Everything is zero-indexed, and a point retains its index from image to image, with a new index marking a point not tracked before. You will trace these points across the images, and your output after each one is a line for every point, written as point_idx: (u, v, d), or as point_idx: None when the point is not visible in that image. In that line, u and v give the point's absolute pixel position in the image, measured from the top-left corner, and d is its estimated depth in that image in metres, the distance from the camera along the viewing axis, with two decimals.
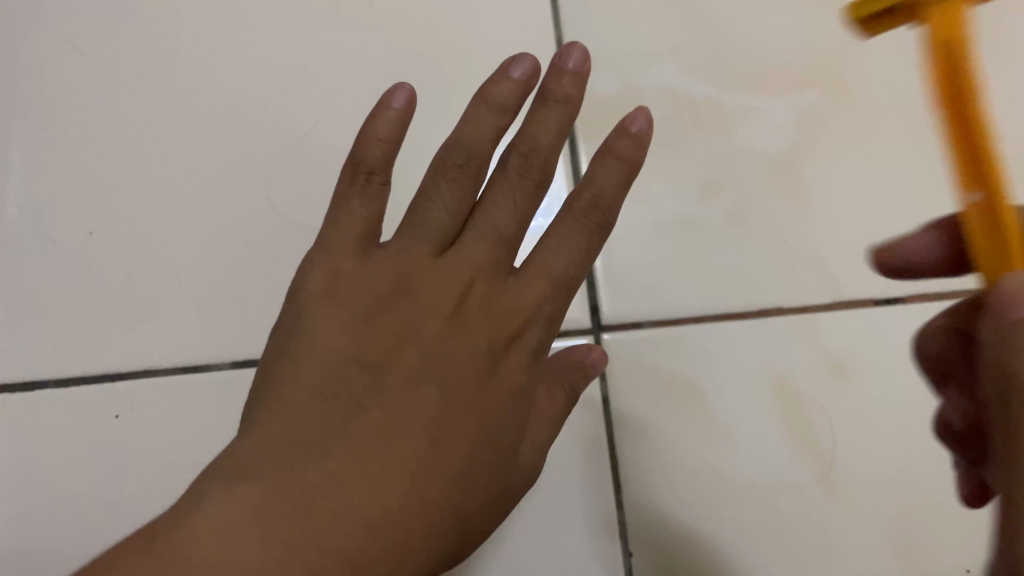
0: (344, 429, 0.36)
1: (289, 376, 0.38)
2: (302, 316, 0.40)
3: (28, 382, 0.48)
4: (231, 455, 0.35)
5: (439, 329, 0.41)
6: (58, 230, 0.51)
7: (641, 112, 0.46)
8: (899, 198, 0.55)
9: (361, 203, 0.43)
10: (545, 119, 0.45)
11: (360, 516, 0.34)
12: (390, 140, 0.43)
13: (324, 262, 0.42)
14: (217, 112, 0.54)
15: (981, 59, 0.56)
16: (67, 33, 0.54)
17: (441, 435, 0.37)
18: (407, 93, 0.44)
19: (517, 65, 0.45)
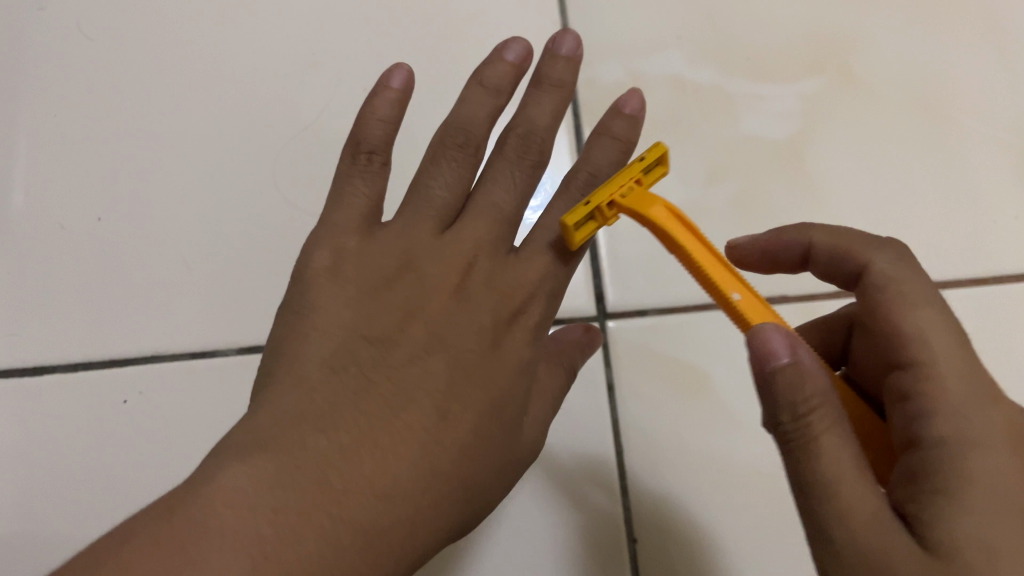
0: (354, 402, 0.38)
1: (300, 352, 0.40)
2: (310, 292, 0.43)
3: (39, 367, 0.49)
4: (242, 431, 0.35)
5: (443, 304, 0.43)
6: (78, 219, 0.53)
7: (631, 94, 0.52)
8: (900, 183, 0.56)
9: (366, 180, 0.47)
10: (541, 99, 0.51)
11: (371, 488, 0.35)
12: (392, 118, 0.48)
13: (330, 241, 0.45)
14: (228, 102, 0.56)
15: (966, 58, 0.60)
16: (83, 26, 0.57)
17: (448, 407, 0.39)
18: (405, 74, 0.49)
19: (511, 51, 0.50)
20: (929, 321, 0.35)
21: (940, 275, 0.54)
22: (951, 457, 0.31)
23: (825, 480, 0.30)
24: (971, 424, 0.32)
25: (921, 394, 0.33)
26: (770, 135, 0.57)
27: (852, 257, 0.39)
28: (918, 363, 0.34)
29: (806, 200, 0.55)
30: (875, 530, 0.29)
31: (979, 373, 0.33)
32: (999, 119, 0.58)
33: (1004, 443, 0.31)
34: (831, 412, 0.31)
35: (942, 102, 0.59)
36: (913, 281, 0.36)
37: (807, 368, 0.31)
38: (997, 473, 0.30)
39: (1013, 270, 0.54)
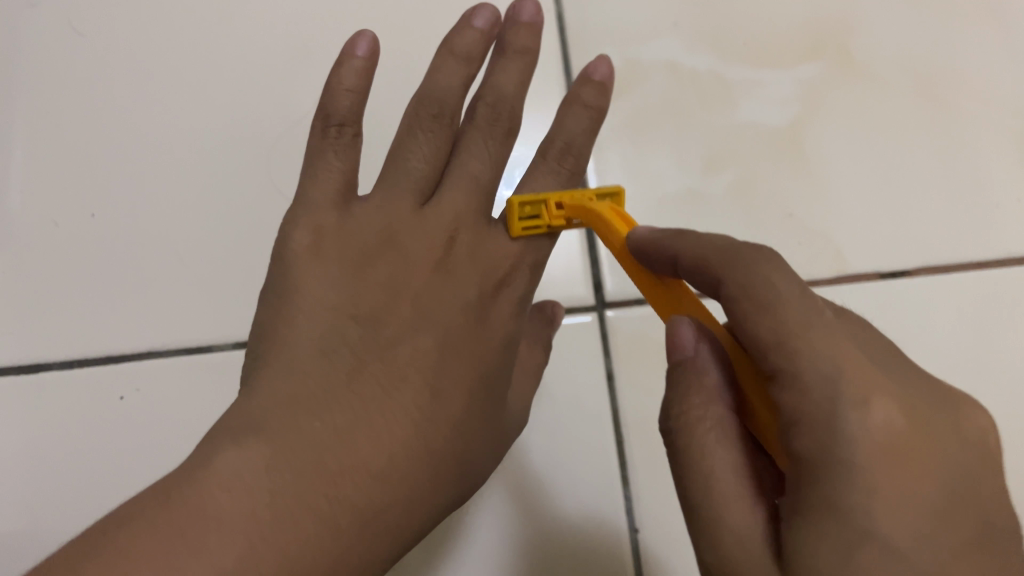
0: (346, 384, 0.38)
1: (287, 337, 0.40)
2: (291, 271, 0.42)
3: (35, 365, 0.49)
4: (235, 414, 0.35)
5: (427, 277, 0.43)
6: (71, 215, 0.52)
7: (600, 61, 0.52)
8: (900, 167, 0.56)
9: (339, 154, 0.46)
10: (511, 67, 0.50)
11: (368, 469, 0.35)
12: (360, 88, 0.46)
13: (308, 218, 0.44)
14: (219, 94, 0.56)
15: (966, 39, 0.60)
16: (69, 18, 0.56)
17: (441, 386, 0.40)
18: (369, 40, 0.47)
19: (480, 16, 0.49)
20: (797, 321, 0.28)
21: (941, 260, 0.54)
22: (819, 481, 0.27)
23: (699, 480, 0.31)
24: (846, 439, 0.27)
25: (786, 409, 0.28)
26: (769, 121, 0.56)
27: (713, 267, 0.31)
28: (783, 373, 0.28)
29: (805, 184, 0.55)
30: (737, 540, 0.29)
31: (865, 368, 0.28)
32: (1001, 103, 0.58)
33: (887, 454, 0.27)
34: (716, 412, 0.31)
35: (943, 85, 0.58)
36: (782, 277, 0.29)
37: (701, 361, 0.32)
38: (873, 489, 0.27)
39: (1015, 253, 0.54)
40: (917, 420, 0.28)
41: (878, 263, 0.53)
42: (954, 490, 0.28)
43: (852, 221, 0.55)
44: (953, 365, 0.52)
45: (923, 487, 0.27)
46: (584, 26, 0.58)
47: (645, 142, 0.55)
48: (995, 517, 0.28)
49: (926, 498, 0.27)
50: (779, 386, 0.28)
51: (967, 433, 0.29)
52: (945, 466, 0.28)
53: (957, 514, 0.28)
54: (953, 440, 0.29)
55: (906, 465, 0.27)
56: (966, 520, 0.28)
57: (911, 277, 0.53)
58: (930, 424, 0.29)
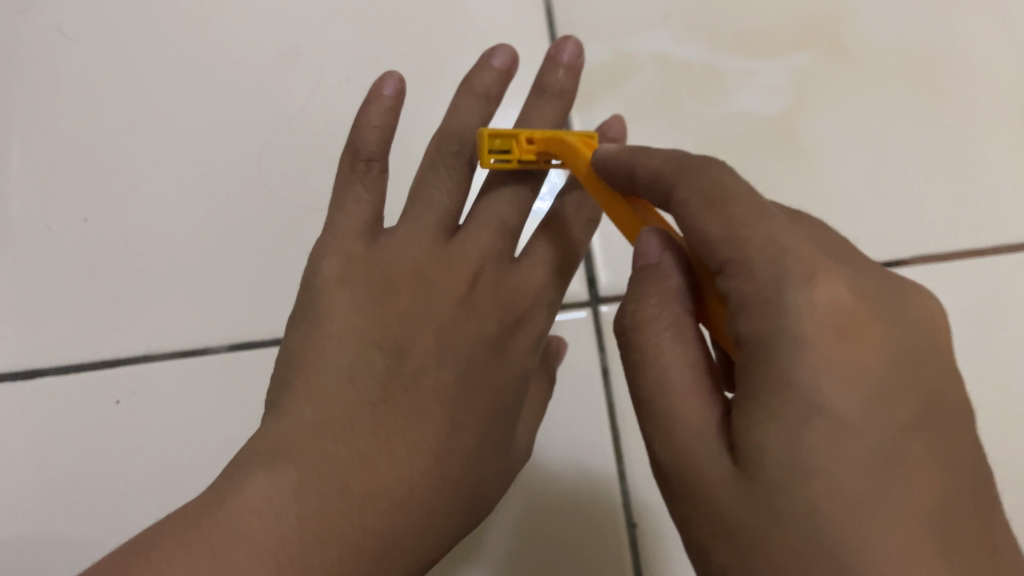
0: (371, 412, 0.40)
1: (313, 364, 0.41)
2: (319, 301, 0.44)
3: (33, 369, 0.49)
4: (263, 439, 0.37)
5: (452, 311, 0.45)
6: (63, 220, 0.52)
7: (615, 118, 0.53)
8: (894, 156, 0.56)
9: (368, 187, 0.48)
10: (543, 108, 0.52)
11: (390, 496, 0.37)
12: (388, 125, 0.49)
13: (337, 247, 0.46)
14: (211, 94, 0.55)
15: (959, 26, 0.60)
16: (56, 20, 0.56)
17: (459, 417, 0.41)
18: (398, 79, 0.50)
19: (496, 57, 0.52)
20: (745, 211, 0.28)
21: (936, 249, 0.54)
22: (764, 356, 0.26)
23: (651, 382, 0.30)
24: (789, 311, 0.26)
25: (734, 295, 0.27)
26: (763, 112, 0.56)
27: (665, 181, 0.31)
28: (728, 262, 0.28)
29: (801, 175, 0.55)
30: (696, 446, 0.28)
31: (809, 249, 0.27)
32: (997, 91, 0.58)
33: (837, 330, 0.25)
34: (671, 312, 0.30)
35: (939, 73, 0.58)
36: (733, 178, 0.29)
37: (664, 267, 0.31)
38: (824, 363, 0.25)
39: (1009, 240, 0.55)
40: (865, 302, 0.26)
41: (874, 254, 0.54)
42: (904, 371, 0.26)
43: (848, 211, 0.55)
44: None
45: (874, 365, 0.25)
46: (574, 19, 0.58)
47: (640, 137, 0.56)
48: (945, 400, 0.26)
49: (875, 373, 0.25)
50: (728, 275, 0.28)
51: (918, 321, 0.27)
52: (896, 353, 0.26)
53: (908, 395, 0.25)
54: (906, 324, 0.27)
55: (856, 343, 0.25)
56: (917, 400, 0.25)
57: (907, 266, 0.54)
58: (883, 311, 0.27)
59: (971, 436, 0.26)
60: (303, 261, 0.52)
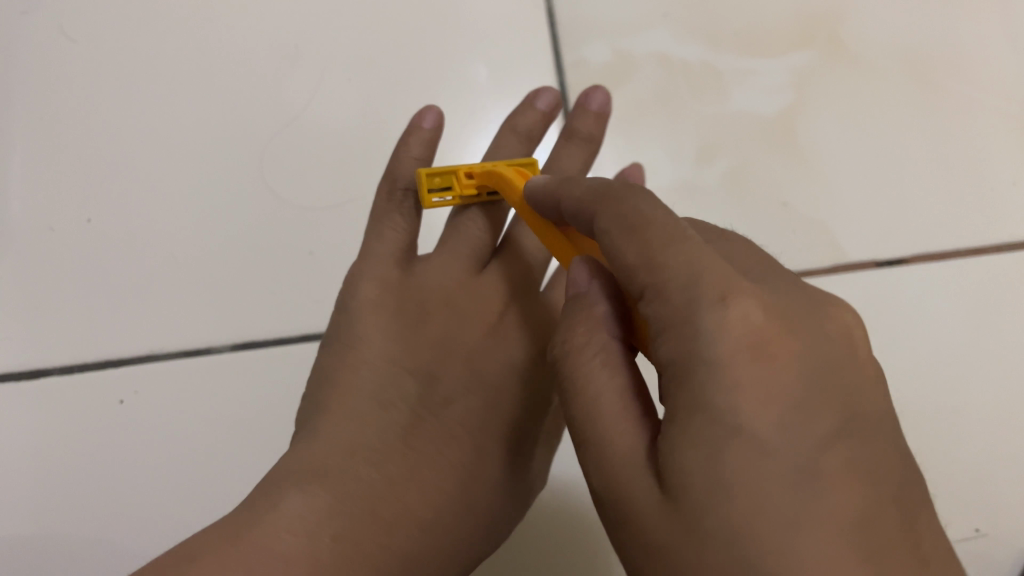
0: (403, 439, 0.43)
1: (349, 387, 0.44)
2: (353, 323, 0.46)
3: (37, 370, 0.49)
4: (296, 457, 0.40)
5: (480, 340, 0.48)
6: (66, 221, 0.52)
7: (637, 164, 0.54)
8: (895, 155, 0.57)
9: (404, 218, 0.48)
10: (572, 151, 0.55)
11: (418, 520, 0.40)
12: (426, 159, 0.48)
13: (371, 271, 0.47)
14: (212, 95, 0.55)
15: (957, 24, 0.60)
16: (56, 21, 0.56)
17: (486, 446, 0.44)
18: (438, 113, 0.49)
19: (541, 99, 0.54)
20: (663, 234, 0.28)
21: (937, 247, 0.55)
22: (684, 384, 0.26)
23: (584, 409, 0.29)
24: (705, 336, 0.25)
25: (653, 319, 0.27)
26: (762, 112, 0.57)
27: (585, 208, 0.31)
28: (648, 288, 0.27)
29: (802, 174, 0.56)
30: (625, 468, 0.27)
31: (724, 269, 0.27)
32: (997, 91, 0.59)
33: (750, 351, 0.25)
34: (600, 339, 0.30)
35: (938, 72, 0.59)
36: (647, 201, 0.29)
37: (591, 295, 0.31)
38: (740, 384, 0.24)
39: (1008, 239, 0.55)
40: (779, 318, 0.26)
41: (874, 252, 0.54)
42: (824, 386, 0.25)
43: (848, 209, 0.55)
44: (949, 352, 0.53)
45: (791, 382, 0.25)
46: (575, 17, 0.58)
47: (641, 138, 0.56)
48: (864, 407, 0.26)
49: (792, 390, 0.25)
50: (647, 300, 0.27)
51: (835, 334, 0.27)
52: (813, 364, 0.25)
53: (829, 408, 0.25)
54: (824, 336, 0.27)
55: (770, 363, 0.25)
56: (836, 414, 0.25)
57: (907, 264, 0.54)
58: (799, 326, 0.26)
59: (895, 446, 0.26)
60: (305, 262, 0.53)
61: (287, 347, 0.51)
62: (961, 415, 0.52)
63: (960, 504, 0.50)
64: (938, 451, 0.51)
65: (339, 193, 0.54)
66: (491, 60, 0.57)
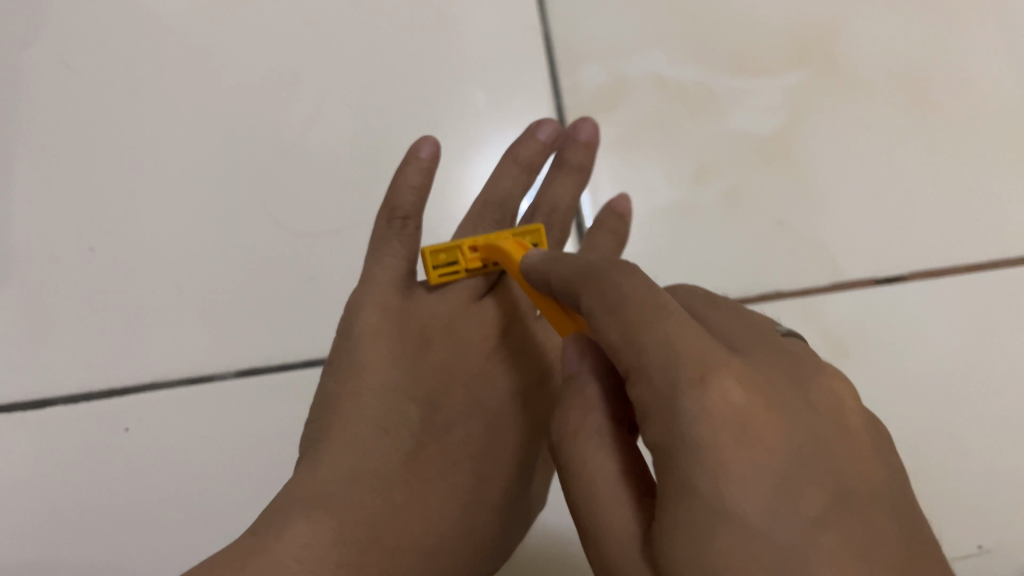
0: (406, 462, 0.44)
1: (352, 414, 0.43)
2: (356, 351, 0.45)
3: (42, 400, 0.49)
4: (299, 485, 0.39)
5: (482, 364, 0.48)
6: (70, 250, 0.53)
7: (623, 195, 0.55)
8: (891, 172, 0.57)
9: (404, 243, 0.48)
10: (566, 179, 0.57)
11: (420, 546, 0.41)
12: (426, 189, 0.48)
13: (373, 298, 0.46)
14: (213, 122, 0.56)
15: (951, 41, 0.61)
16: (58, 52, 0.56)
17: (486, 470, 0.46)
18: (435, 143, 0.48)
19: (541, 130, 0.55)
20: (640, 313, 0.28)
21: (933, 264, 0.55)
22: (670, 465, 0.26)
23: (585, 495, 0.30)
24: (686, 419, 0.26)
25: (639, 402, 0.28)
26: (758, 131, 0.57)
27: (572, 286, 0.32)
28: (632, 370, 0.28)
29: (798, 193, 0.56)
30: (621, 550, 0.29)
31: (703, 349, 0.28)
32: (992, 106, 0.59)
33: (732, 433, 0.26)
34: (595, 420, 0.31)
35: (932, 89, 0.59)
36: (628, 280, 0.30)
37: (583, 378, 0.32)
38: (725, 468, 0.25)
39: (1005, 254, 0.56)
40: (761, 395, 0.27)
41: (871, 269, 0.55)
42: (805, 463, 0.26)
43: (846, 227, 0.56)
44: (944, 368, 0.54)
45: (771, 461, 0.26)
46: (571, 41, 0.58)
47: (637, 160, 0.57)
48: (849, 482, 0.26)
49: (775, 469, 0.26)
50: (632, 382, 0.28)
51: (816, 406, 0.28)
52: (794, 442, 0.26)
53: (812, 487, 0.26)
54: (806, 410, 0.28)
55: (752, 444, 0.26)
56: (820, 492, 0.26)
57: (903, 281, 0.55)
58: (779, 401, 0.27)
59: (884, 515, 0.26)
60: (306, 288, 0.53)
61: (290, 373, 0.51)
62: (955, 429, 0.53)
63: (959, 515, 0.51)
64: (933, 464, 0.52)
65: (340, 219, 0.55)
66: (488, 84, 0.58)
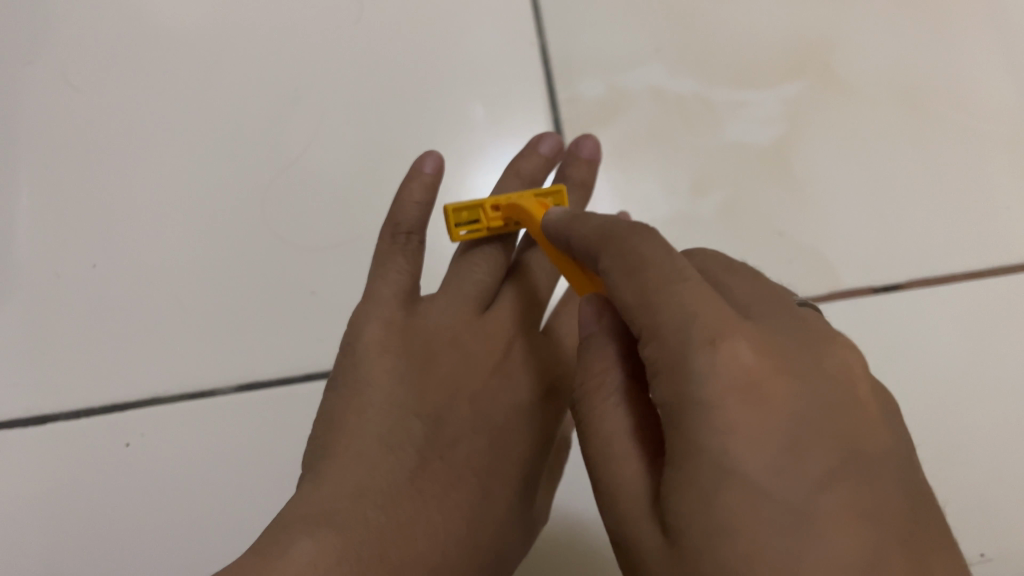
0: (410, 480, 0.43)
1: (356, 431, 0.44)
2: (360, 367, 0.45)
3: (45, 416, 0.50)
4: (302, 502, 0.40)
5: (487, 380, 0.49)
6: (73, 266, 0.53)
7: (625, 212, 0.55)
8: (888, 182, 0.58)
9: (407, 258, 0.48)
10: (566, 193, 0.55)
11: (425, 563, 0.41)
12: (428, 202, 0.49)
13: (377, 313, 0.47)
14: (214, 138, 0.56)
15: (947, 51, 0.61)
16: (62, 72, 0.57)
17: (491, 485, 0.45)
18: (437, 157, 0.49)
19: (544, 145, 0.55)
20: (657, 276, 0.29)
21: (933, 273, 0.56)
22: (679, 422, 0.27)
23: (601, 449, 0.31)
24: (696, 377, 0.27)
25: (651, 361, 0.29)
26: (756, 142, 0.58)
27: (591, 245, 0.33)
28: (645, 330, 0.29)
29: (795, 204, 0.57)
30: (629, 506, 0.29)
31: (717, 311, 0.28)
32: (990, 115, 0.60)
33: (741, 392, 0.26)
34: (614, 376, 0.32)
35: (928, 99, 0.60)
36: (646, 241, 0.30)
37: (601, 335, 0.33)
38: (733, 427, 0.26)
39: (1005, 261, 0.56)
40: (772, 360, 0.28)
41: (871, 278, 0.55)
42: (816, 428, 0.26)
43: (844, 237, 0.56)
44: (946, 376, 0.54)
45: (779, 424, 0.26)
46: (569, 55, 0.59)
47: (637, 171, 0.57)
48: (863, 449, 0.27)
49: (782, 426, 0.26)
50: (645, 342, 0.29)
51: (830, 375, 0.28)
52: (805, 407, 0.27)
53: (822, 448, 0.26)
54: (817, 379, 0.28)
55: (760, 405, 0.26)
56: (828, 453, 0.26)
57: (903, 290, 0.55)
58: (793, 368, 0.28)
59: (898, 483, 0.27)
60: (308, 303, 0.53)
61: (291, 388, 0.51)
62: (960, 437, 0.52)
63: (971, 526, 0.51)
64: (938, 472, 0.52)
65: (341, 233, 0.55)
66: (488, 98, 0.58)
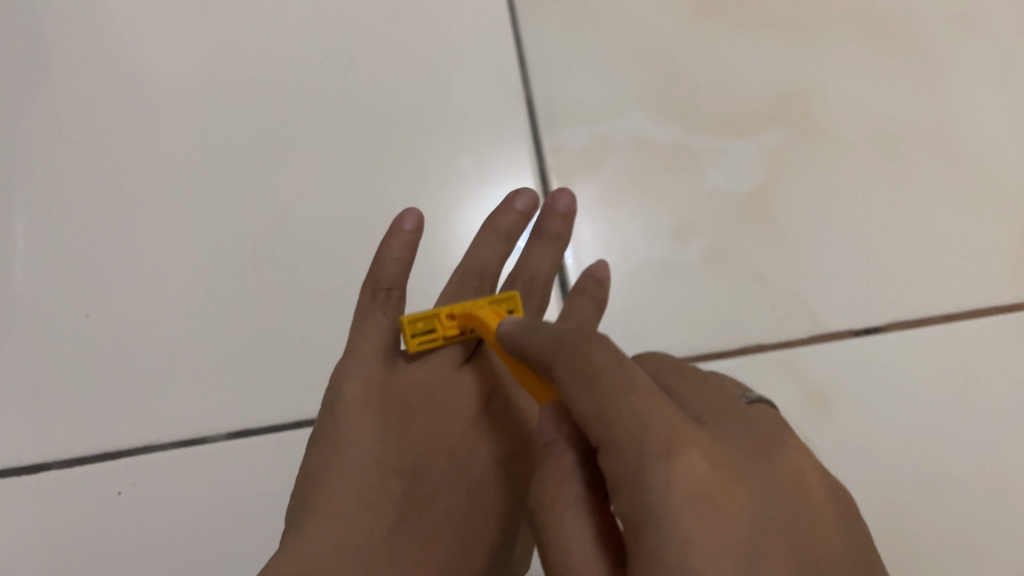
0: (388, 537, 0.43)
1: (336, 487, 0.43)
2: (340, 423, 0.46)
3: (35, 465, 0.50)
4: (283, 556, 0.38)
5: (465, 434, 0.49)
6: (65, 315, 0.53)
7: (603, 263, 0.56)
8: (867, 226, 0.59)
9: (388, 315, 0.49)
10: (544, 248, 0.58)
11: None
12: (407, 259, 0.50)
13: (357, 370, 0.47)
14: (207, 188, 0.57)
15: (922, 98, 0.63)
16: (58, 124, 0.58)
17: (469, 541, 0.46)
18: (415, 215, 0.51)
19: (519, 202, 0.57)
20: (612, 387, 0.29)
21: (913, 315, 0.57)
22: (640, 531, 0.27)
23: (562, 565, 0.30)
24: (655, 487, 0.27)
25: (611, 472, 0.29)
26: (737, 188, 0.59)
27: (546, 357, 0.33)
28: (604, 441, 0.29)
29: (776, 248, 0.58)
30: None
31: (670, 423, 0.29)
32: (965, 159, 0.62)
33: (699, 501, 0.27)
34: (572, 489, 0.31)
35: (904, 145, 0.62)
36: (600, 352, 0.31)
37: (558, 448, 0.33)
38: (693, 537, 0.26)
39: (985, 301, 0.57)
40: (725, 468, 0.28)
41: (852, 321, 0.56)
42: (771, 532, 0.27)
43: (826, 279, 0.57)
44: (925, 418, 0.55)
45: (737, 531, 0.26)
46: (553, 105, 0.61)
47: (621, 217, 0.58)
48: (817, 551, 0.27)
49: (741, 533, 0.26)
50: (605, 452, 0.29)
51: (781, 476, 0.29)
52: (760, 512, 0.27)
53: (780, 550, 0.26)
54: (770, 483, 0.29)
55: (718, 513, 0.27)
56: (787, 557, 0.26)
57: (884, 332, 0.56)
58: (744, 474, 0.29)
59: None
60: (297, 349, 0.54)
61: (281, 434, 0.52)
62: (940, 477, 0.53)
63: (952, 566, 0.52)
64: (920, 513, 0.53)
65: (331, 280, 0.56)
66: (475, 147, 0.59)
